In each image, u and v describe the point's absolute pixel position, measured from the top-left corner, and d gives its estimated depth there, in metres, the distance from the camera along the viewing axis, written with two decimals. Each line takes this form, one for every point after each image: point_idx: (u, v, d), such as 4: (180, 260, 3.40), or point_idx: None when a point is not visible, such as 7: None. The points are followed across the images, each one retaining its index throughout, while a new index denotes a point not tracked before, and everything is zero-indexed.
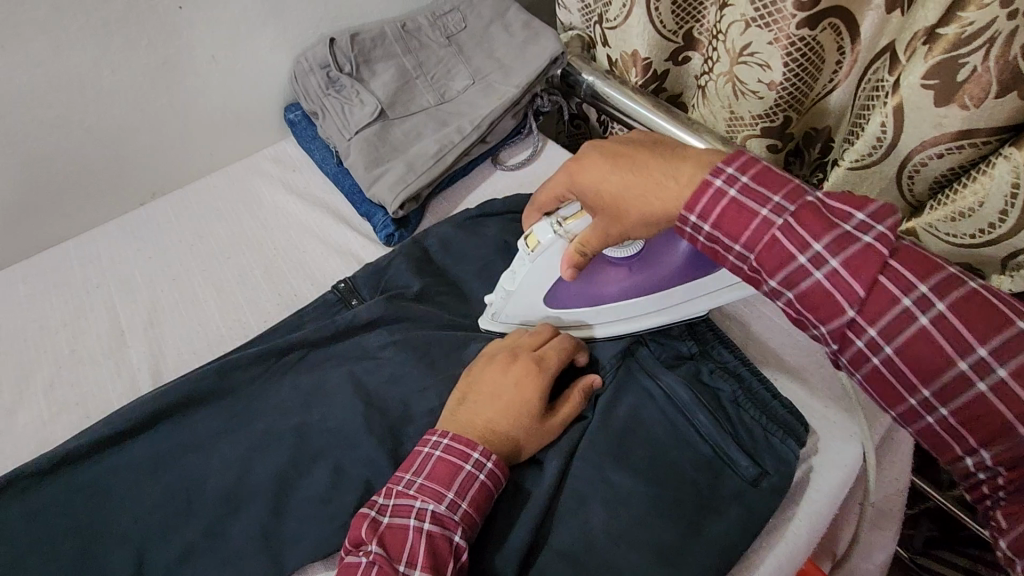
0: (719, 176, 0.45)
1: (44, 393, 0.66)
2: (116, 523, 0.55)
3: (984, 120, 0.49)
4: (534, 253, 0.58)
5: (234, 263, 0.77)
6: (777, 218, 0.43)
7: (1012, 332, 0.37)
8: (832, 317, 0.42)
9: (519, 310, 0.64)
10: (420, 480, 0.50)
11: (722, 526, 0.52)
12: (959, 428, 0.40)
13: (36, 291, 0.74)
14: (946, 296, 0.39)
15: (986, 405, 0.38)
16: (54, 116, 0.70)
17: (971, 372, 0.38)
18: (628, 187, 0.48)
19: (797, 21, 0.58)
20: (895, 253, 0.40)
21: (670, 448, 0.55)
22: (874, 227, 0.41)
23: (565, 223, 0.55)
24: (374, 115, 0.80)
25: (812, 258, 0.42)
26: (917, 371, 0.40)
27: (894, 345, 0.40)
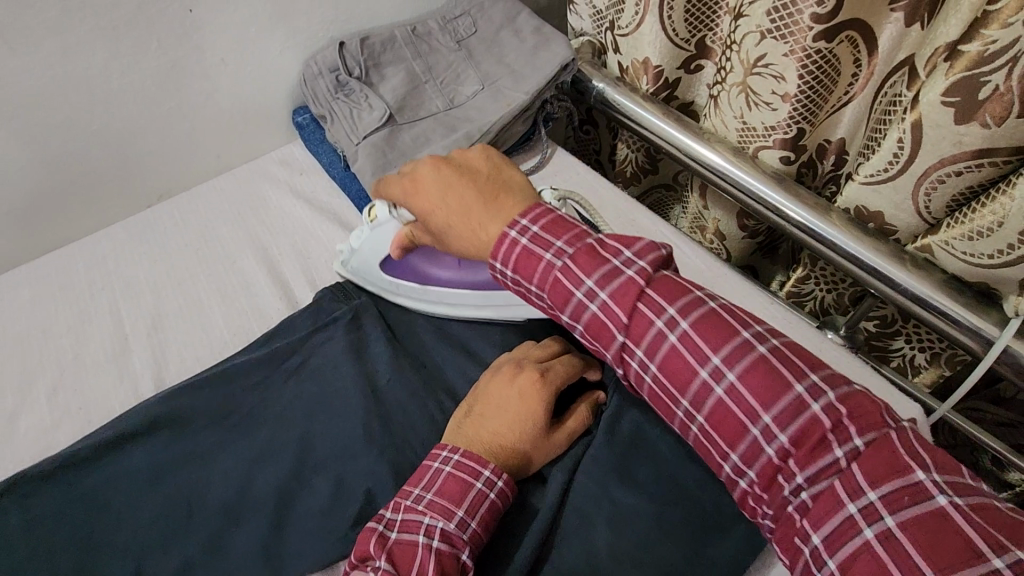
0: (513, 228, 0.52)
1: (48, 396, 0.66)
2: (116, 532, 0.54)
3: (1006, 139, 0.48)
4: (374, 225, 0.68)
5: (238, 268, 0.77)
6: (557, 261, 0.51)
7: (732, 343, 0.46)
8: (610, 344, 0.50)
9: (361, 268, 0.71)
10: (429, 496, 0.49)
11: (728, 547, 0.51)
12: (713, 433, 0.46)
13: (41, 295, 0.74)
14: (688, 317, 0.47)
15: (726, 408, 0.45)
16: (62, 118, 0.70)
17: (710, 380, 0.46)
18: (448, 222, 0.55)
19: (814, 34, 0.57)
20: (653, 285, 0.49)
21: (674, 465, 0.55)
22: (637, 262, 0.50)
23: (399, 210, 0.65)
24: (381, 121, 0.79)
25: (586, 293, 0.50)
26: (675, 383, 0.47)
27: (656, 363, 0.48)
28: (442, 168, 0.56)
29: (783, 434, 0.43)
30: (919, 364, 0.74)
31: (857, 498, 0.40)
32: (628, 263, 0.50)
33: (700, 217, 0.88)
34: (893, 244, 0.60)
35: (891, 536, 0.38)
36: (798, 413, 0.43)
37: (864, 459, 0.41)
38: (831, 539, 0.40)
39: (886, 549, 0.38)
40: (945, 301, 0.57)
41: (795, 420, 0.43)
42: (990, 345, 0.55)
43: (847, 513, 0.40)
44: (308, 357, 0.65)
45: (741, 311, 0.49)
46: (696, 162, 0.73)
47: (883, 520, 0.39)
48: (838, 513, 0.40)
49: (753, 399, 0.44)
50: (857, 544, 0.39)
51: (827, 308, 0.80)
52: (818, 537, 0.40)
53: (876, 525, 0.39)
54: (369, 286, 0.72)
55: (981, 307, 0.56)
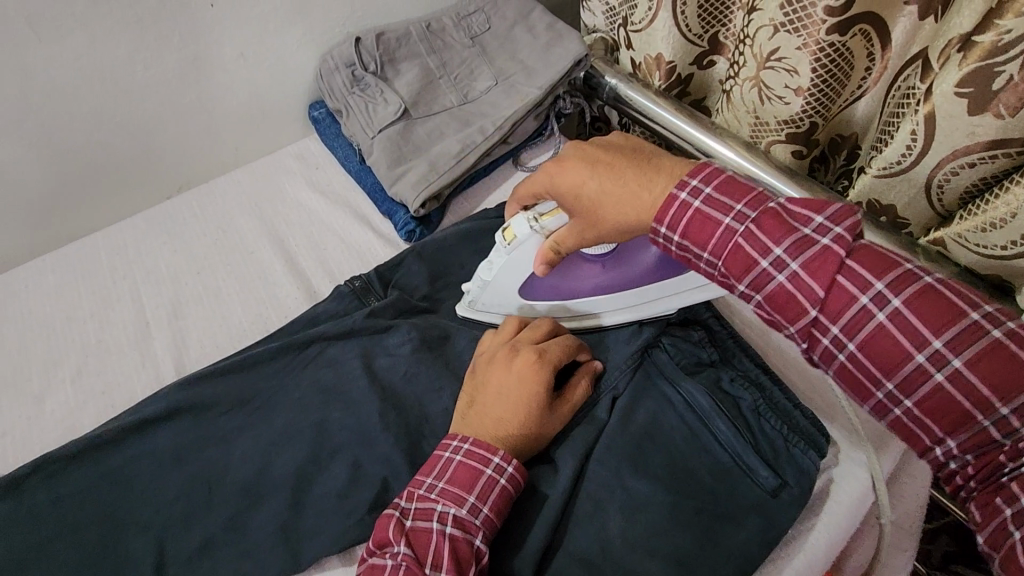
0: (684, 188, 0.47)
1: (72, 380, 0.67)
2: (140, 511, 0.56)
3: (1020, 129, 0.48)
4: (511, 245, 0.59)
5: (257, 257, 0.78)
6: (739, 227, 0.45)
7: (960, 324, 0.39)
8: (797, 318, 0.44)
9: (497, 297, 0.66)
10: (441, 484, 0.50)
11: (739, 536, 0.51)
12: (926, 417, 0.40)
13: (64, 282, 0.76)
14: (900, 292, 0.40)
15: (946, 394, 0.39)
16: (89, 110, 0.72)
17: (928, 364, 0.39)
18: (603, 192, 0.50)
19: (827, 27, 0.57)
20: (854, 254, 0.42)
21: (687, 454, 0.56)
22: (833, 229, 0.43)
23: (540, 220, 0.56)
24: (396, 115, 0.80)
25: (773, 262, 0.44)
26: (881, 365, 0.41)
27: (856, 341, 0.42)
28: (583, 145, 0.53)
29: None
30: None
31: None
32: (821, 230, 0.43)
33: None
34: (905, 237, 0.60)
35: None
36: None
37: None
38: None
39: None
40: None
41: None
42: None
43: None
44: (325, 345, 0.66)
45: (962, 286, 0.41)
46: (708, 157, 0.73)
47: None
48: None
49: (985, 386, 0.38)
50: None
51: None
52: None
53: None
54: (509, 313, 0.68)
55: None
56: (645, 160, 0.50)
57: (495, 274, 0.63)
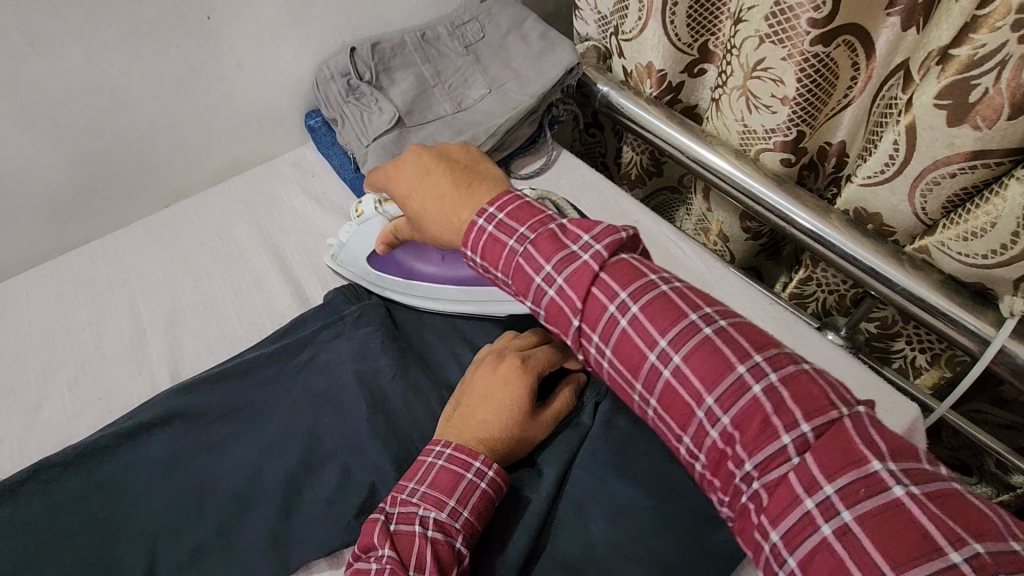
0: (481, 216, 0.52)
1: (70, 386, 0.69)
2: (134, 516, 0.57)
3: (998, 141, 0.48)
4: (359, 219, 0.73)
5: (251, 265, 0.79)
6: (519, 247, 0.51)
7: (680, 326, 0.46)
8: (568, 328, 0.51)
9: (350, 261, 0.74)
10: (423, 488, 0.51)
11: (719, 540, 0.52)
12: (666, 414, 0.47)
13: (63, 290, 0.77)
14: (639, 300, 0.48)
15: (673, 389, 0.46)
16: (87, 121, 0.74)
17: (658, 363, 0.46)
18: (423, 203, 0.56)
19: (811, 38, 0.58)
20: (608, 269, 0.49)
21: (669, 457, 0.57)
22: (595, 246, 0.50)
23: (382, 205, 0.69)
24: (391, 123, 0.81)
25: (545, 278, 0.50)
26: (628, 367, 0.48)
27: (610, 347, 0.49)
28: (424, 154, 0.57)
29: (726, 416, 0.44)
30: (921, 365, 0.75)
31: (814, 493, 0.39)
32: (586, 247, 0.50)
33: (704, 217, 0.89)
34: (888, 243, 0.61)
35: (847, 531, 0.38)
36: (740, 394, 0.43)
37: (816, 446, 0.40)
38: (790, 535, 0.39)
39: (846, 545, 0.37)
40: (938, 299, 0.57)
41: (740, 403, 0.43)
42: (984, 344, 0.56)
43: (803, 509, 0.39)
44: (318, 352, 0.67)
45: (692, 293, 0.49)
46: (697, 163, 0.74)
47: (840, 515, 0.38)
48: (794, 510, 0.40)
49: (698, 380, 0.45)
50: (817, 541, 0.38)
51: (829, 309, 0.81)
52: (777, 533, 0.40)
53: (833, 522, 0.38)
54: (359, 281, 0.74)
55: (974, 305, 0.57)
56: (468, 183, 0.55)
57: (348, 241, 0.74)
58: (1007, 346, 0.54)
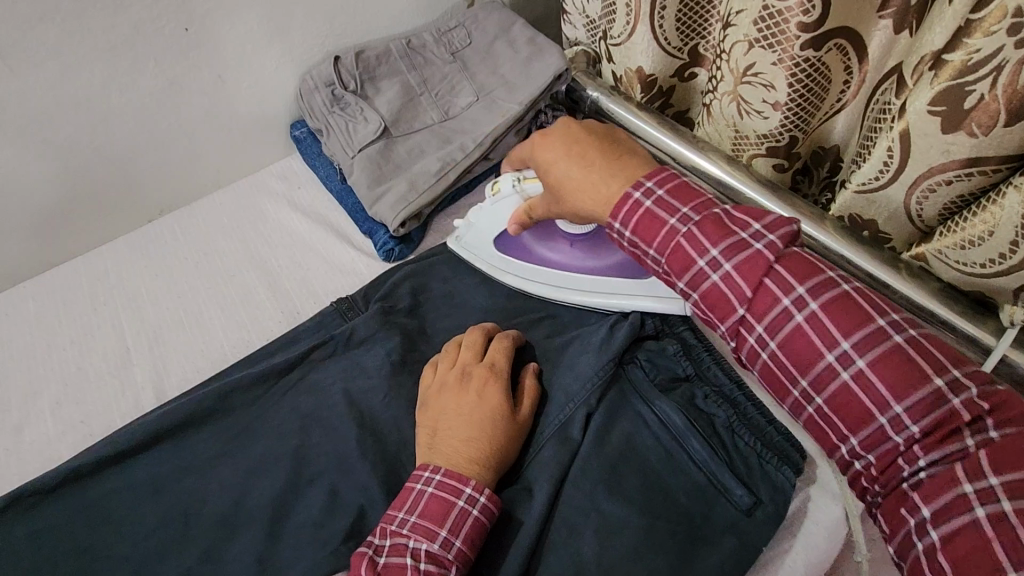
0: (638, 189, 0.53)
1: (52, 410, 0.67)
2: (116, 545, 0.56)
3: (994, 148, 0.47)
4: (495, 197, 0.70)
5: (238, 279, 0.78)
6: (682, 227, 0.52)
7: (866, 329, 0.46)
8: (727, 316, 0.51)
9: (473, 243, 0.74)
10: (413, 518, 0.49)
11: (713, 561, 0.52)
12: (833, 415, 0.47)
13: (46, 309, 0.75)
14: (818, 297, 0.47)
15: (851, 392, 0.45)
16: (65, 138, 0.72)
17: (836, 363, 0.46)
18: (570, 172, 0.58)
19: (801, 43, 0.57)
20: (782, 260, 0.49)
21: (663, 474, 0.56)
22: (767, 235, 0.50)
23: (522, 183, 0.68)
24: (377, 133, 0.80)
25: (709, 262, 0.50)
26: (797, 364, 0.48)
27: (777, 340, 0.48)
28: (571, 124, 0.60)
29: (914, 425, 0.43)
30: None
31: (976, 480, 0.41)
32: (757, 236, 0.50)
33: None
34: (888, 251, 0.59)
35: (1005, 518, 0.39)
36: (934, 404, 0.43)
37: (997, 449, 0.41)
38: (940, 513, 0.42)
39: (998, 530, 0.39)
40: (937, 306, 0.56)
41: (929, 410, 0.43)
42: (984, 355, 0.54)
43: (961, 491, 0.41)
44: (304, 369, 0.66)
45: (873, 295, 0.48)
46: (692, 172, 0.72)
47: (1000, 501, 0.40)
48: (950, 492, 0.41)
49: (884, 386, 0.44)
50: (965, 520, 0.40)
51: None
52: (927, 510, 0.42)
53: (990, 506, 0.40)
54: (477, 262, 0.74)
55: (975, 315, 0.55)
56: (615, 154, 0.57)
57: (477, 220, 0.73)
58: (1009, 356, 0.52)
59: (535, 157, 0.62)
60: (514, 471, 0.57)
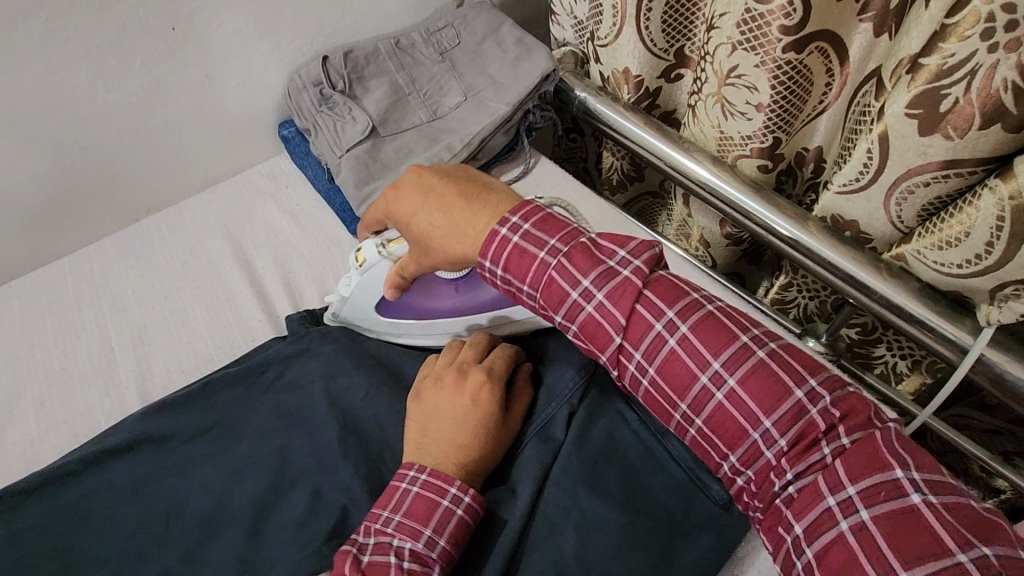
0: (504, 224, 0.53)
1: (35, 410, 0.67)
2: (98, 545, 0.56)
3: (970, 150, 0.48)
4: (362, 267, 0.64)
5: (225, 278, 0.78)
6: (552, 260, 0.52)
7: (731, 348, 0.48)
8: (607, 345, 0.52)
9: (357, 315, 0.69)
10: (398, 517, 0.50)
11: (694, 556, 0.53)
12: (711, 434, 0.48)
13: (31, 308, 0.75)
14: (686, 320, 0.49)
15: (724, 411, 0.47)
16: (49, 137, 0.72)
17: (710, 384, 0.48)
18: (432, 223, 0.55)
19: (784, 45, 0.57)
20: (649, 285, 0.51)
21: (643, 472, 0.56)
22: (634, 262, 0.52)
23: (387, 246, 0.62)
24: (364, 133, 0.80)
25: (583, 293, 0.51)
26: (674, 386, 0.49)
27: (655, 365, 0.50)
28: (422, 173, 0.57)
29: (782, 439, 0.45)
30: (901, 371, 0.75)
31: (838, 492, 0.43)
32: (625, 263, 0.52)
33: (685, 223, 0.88)
34: (869, 252, 0.60)
35: (864, 527, 0.41)
36: (797, 416, 0.45)
37: (849, 456, 0.43)
38: (811, 529, 0.43)
39: (860, 539, 0.41)
40: (916, 305, 0.56)
41: (793, 424, 0.45)
42: (962, 353, 0.55)
43: (825, 505, 0.43)
44: (288, 369, 0.66)
45: (735, 313, 0.51)
46: (679, 173, 0.73)
47: (859, 513, 0.41)
48: (817, 506, 0.43)
49: (752, 403, 0.46)
50: (833, 535, 0.42)
51: (810, 316, 0.80)
52: (799, 527, 0.43)
53: (851, 518, 0.42)
54: (368, 332, 0.71)
55: (952, 314, 0.56)
56: (473, 195, 0.55)
57: (351, 295, 0.66)
58: (984, 355, 0.54)
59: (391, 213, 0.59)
60: (501, 471, 0.58)
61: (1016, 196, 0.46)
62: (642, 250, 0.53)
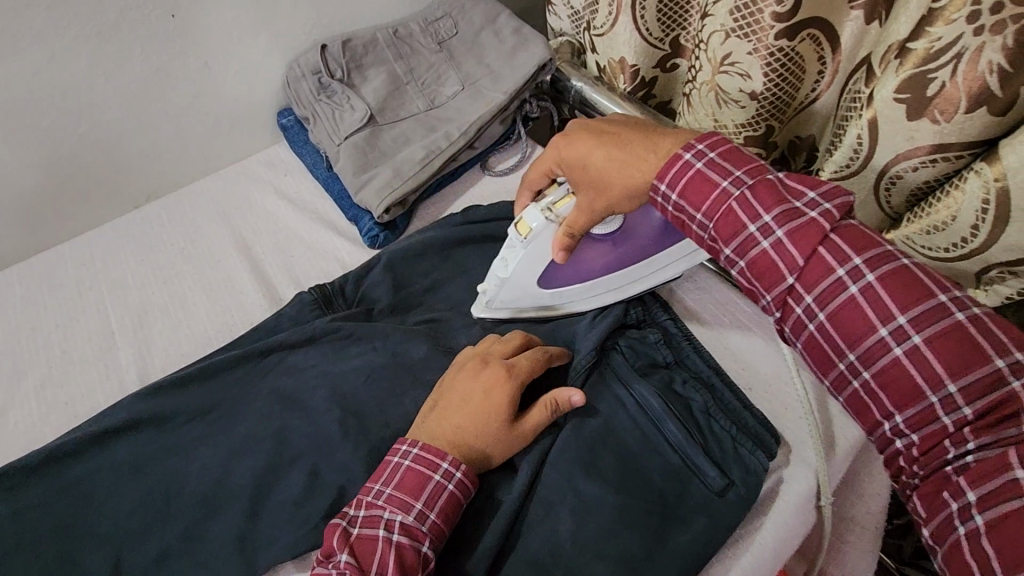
0: (689, 150, 0.51)
1: (36, 391, 0.68)
2: (98, 522, 0.56)
3: (956, 134, 0.48)
4: (526, 239, 0.59)
5: (225, 265, 0.78)
6: (735, 191, 0.49)
7: (925, 304, 0.43)
8: (774, 285, 0.48)
9: (512, 296, 0.66)
10: (389, 490, 0.51)
11: (685, 539, 0.54)
12: (880, 390, 0.44)
13: (31, 292, 0.76)
14: (875, 268, 0.44)
15: (900, 367, 0.43)
16: (50, 122, 0.72)
17: (889, 338, 0.43)
18: (612, 158, 0.54)
19: (776, 32, 0.58)
20: (837, 229, 0.46)
21: (640, 457, 0.58)
22: (822, 204, 0.47)
23: (554, 207, 0.58)
24: (362, 121, 0.81)
25: (761, 228, 0.48)
26: (845, 336, 0.45)
27: (826, 311, 0.45)
28: (584, 126, 0.57)
29: (968, 407, 0.41)
30: None
31: None
32: (812, 205, 0.47)
33: None
34: None
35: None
36: (993, 387, 0.40)
37: None
38: (985, 499, 0.39)
39: None
40: None
41: (988, 393, 0.40)
42: None
43: (1009, 479, 0.39)
44: (286, 352, 0.66)
45: (935, 272, 0.45)
46: None
47: None
48: (998, 477, 0.39)
49: (939, 364, 0.41)
50: (1015, 507, 0.38)
51: None
52: (973, 495, 0.40)
53: None
54: (524, 311, 0.68)
55: None
56: (649, 131, 0.55)
57: (514, 273, 0.63)
58: None
59: (562, 162, 0.57)
60: None
61: (1001, 179, 0.48)
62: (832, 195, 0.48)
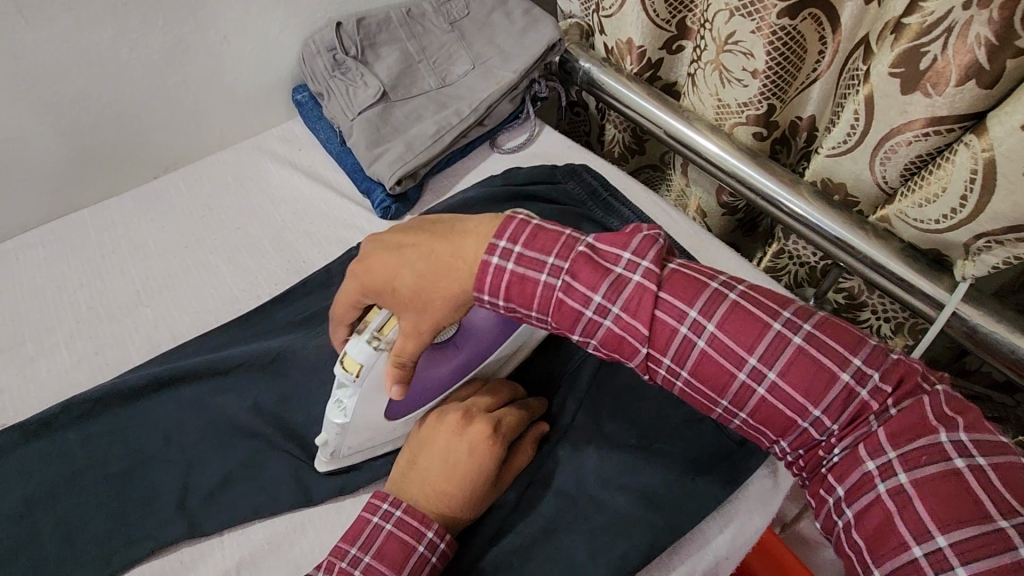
0: (495, 253, 0.49)
1: (65, 344, 0.71)
2: None
3: (948, 107, 0.51)
4: (358, 378, 0.54)
5: (244, 232, 0.81)
6: (557, 281, 0.50)
7: (765, 339, 0.47)
8: (634, 354, 0.51)
9: (357, 441, 0.60)
10: (367, 558, 0.51)
11: (708, 480, 0.61)
12: (759, 424, 0.49)
13: (55, 254, 0.79)
14: (712, 316, 0.48)
15: (767, 403, 0.48)
16: (74, 89, 0.75)
17: (748, 380, 0.48)
18: (421, 275, 0.50)
19: (778, 11, 0.60)
20: (665, 285, 0.50)
21: (667, 407, 0.65)
22: (640, 263, 0.49)
23: (380, 336, 0.53)
24: (376, 97, 0.83)
25: (596, 310, 0.49)
26: (711, 384, 0.49)
27: (686, 367, 0.49)
28: (383, 245, 0.52)
29: (834, 423, 0.46)
30: (885, 335, 0.77)
31: (877, 458, 0.44)
32: (631, 267, 0.49)
33: (684, 193, 0.91)
34: (856, 214, 0.63)
35: (902, 491, 0.43)
36: (846, 402, 0.45)
37: (896, 425, 0.45)
38: (851, 493, 0.45)
39: (897, 502, 0.43)
40: (900, 266, 0.59)
41: (843, 409, 0.45)
42: (938, 308, 0.59)
43: (864, 470, 0.45)
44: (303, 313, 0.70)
45: (761, 297, 0.49)
46: (680, 140, 0.75)
47: (897, 477, 0.43)
48: (856, 472, 0.45)
49: (793, 393, 0.46)
50: (871, 498, 0.44)
51: (801, 282, 0.82)
52: (842, 490, 0.46)
53: (889, 482, 0.44)
54: (378, 448, 0.64)
55: (933, 272, 0.59)
56: (407, 244, 0.51)
57: (353, 415, 0.57)
58: (959, 309, 0.57)
59: (369, 287, 0.52)
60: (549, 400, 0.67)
61: (988, 149, 0.50)
62: (644, 249, 0.50)
